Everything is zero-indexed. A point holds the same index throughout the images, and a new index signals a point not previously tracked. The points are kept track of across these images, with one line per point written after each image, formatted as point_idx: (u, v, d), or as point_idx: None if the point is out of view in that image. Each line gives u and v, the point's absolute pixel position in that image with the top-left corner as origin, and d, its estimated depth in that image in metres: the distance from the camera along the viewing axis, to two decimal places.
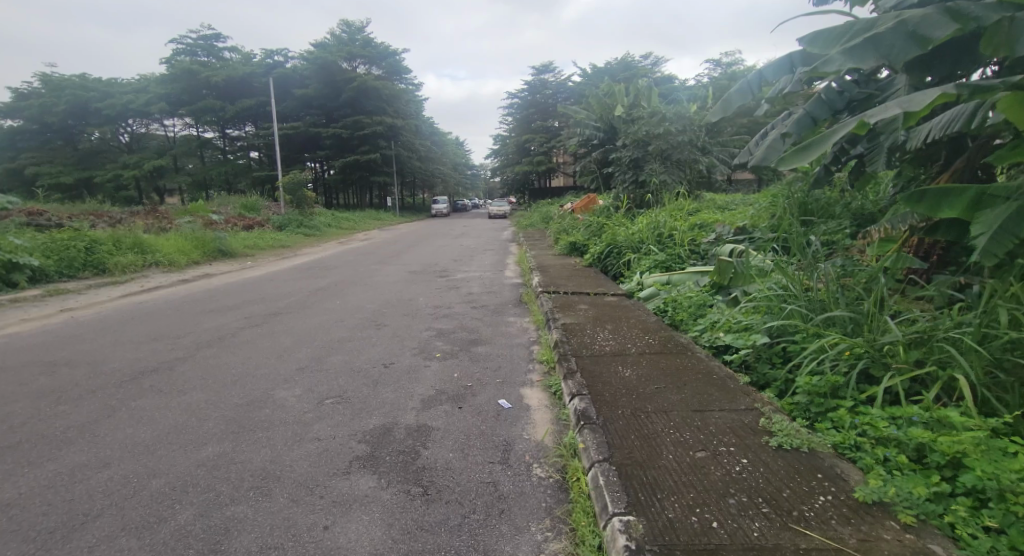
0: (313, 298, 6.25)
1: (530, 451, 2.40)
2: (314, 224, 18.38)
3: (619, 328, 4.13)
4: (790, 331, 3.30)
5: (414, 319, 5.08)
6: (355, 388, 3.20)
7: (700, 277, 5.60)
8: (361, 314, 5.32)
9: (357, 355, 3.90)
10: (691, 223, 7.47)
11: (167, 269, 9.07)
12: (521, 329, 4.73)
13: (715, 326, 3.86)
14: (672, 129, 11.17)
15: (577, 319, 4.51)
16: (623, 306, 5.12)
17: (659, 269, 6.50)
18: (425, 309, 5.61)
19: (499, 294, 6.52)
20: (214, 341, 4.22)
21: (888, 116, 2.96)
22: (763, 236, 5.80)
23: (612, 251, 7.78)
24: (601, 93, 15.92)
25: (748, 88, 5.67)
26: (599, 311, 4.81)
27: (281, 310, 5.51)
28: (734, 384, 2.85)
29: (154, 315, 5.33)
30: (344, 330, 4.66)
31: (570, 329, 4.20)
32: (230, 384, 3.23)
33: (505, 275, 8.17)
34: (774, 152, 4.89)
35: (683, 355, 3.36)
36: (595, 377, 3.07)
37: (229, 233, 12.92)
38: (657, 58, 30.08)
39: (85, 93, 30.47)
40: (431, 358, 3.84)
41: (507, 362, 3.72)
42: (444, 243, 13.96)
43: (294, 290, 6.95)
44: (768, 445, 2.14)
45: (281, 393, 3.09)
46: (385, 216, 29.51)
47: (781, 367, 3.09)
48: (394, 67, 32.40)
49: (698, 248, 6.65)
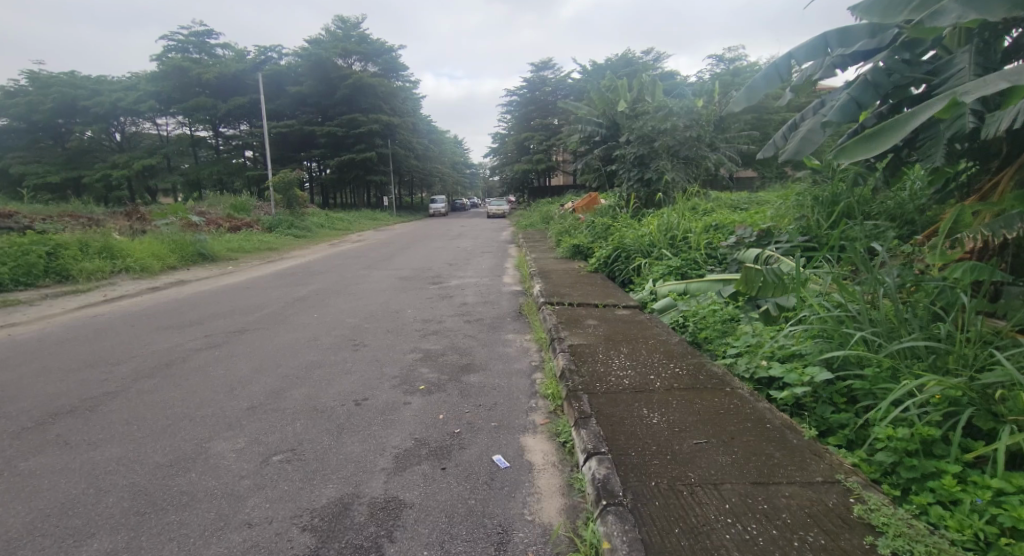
0: (288, 311, 5.61)
1: (534, 547, 1.77)
2: (305, 226, 17.73)
3: (636, 352, 3.50)
4: (854, 363, 2.66)
5: (399, 338, 4.44)
6: (312, 437, 2.56)
7: (724, 286, 4.97)
8: (338, 331, 4.67)
9: (325, 388, 3.26)
10: (706, 225, 6.82)
11: (139, 275, 8.43)
12: (521, 350, 4.10)
13: (753, 352, 3.21)
14: (679, 124, 10.54)
15: (586, 339, 3.87)
16: (638, 320, 4.50)
17: (674, 276, 5.85)
18: (412, 324, 4.96)
19: (495, 304, 5.88)
20: (158, 370, 3.58)
21: (991, 92, 2.43)
22: (793, 240, 5.18)
23: (618, 255, 7.11)
24: (603, 88, 15.27)
25: (775, 74, 5.04)
26: (611, 329, 4.16)
27: (249, 326, 4.87)
28: (795, 437, 2.20)
29: (103, 332, 4.70)
30: (316, 352, 4.02)
31: (578, 353, 3.56)
32: (159, 432, 2.60)
33: (504, 281, 7.53)
34: (810, 143, 4.34)
35: (720, 393, 2.71)
36: (615, 424, 2.43)
37: (213, 235, 12.29)
38: (659, 54, 29.43)
39: (73, 90, 29.79)
40: (413, 391, 3.21)
41: (504, 398, 3.08)
42: (439, 245, 13.31)
43: (270, 300, 6.30)
44: (873, 550, 1.52)
45: (217, 445, 2.46)
46: (380, 216, 28.87)
47: (848, 411, 2.46)
48: (390, 64, 31.72)
49: (716, 253, 6.05)
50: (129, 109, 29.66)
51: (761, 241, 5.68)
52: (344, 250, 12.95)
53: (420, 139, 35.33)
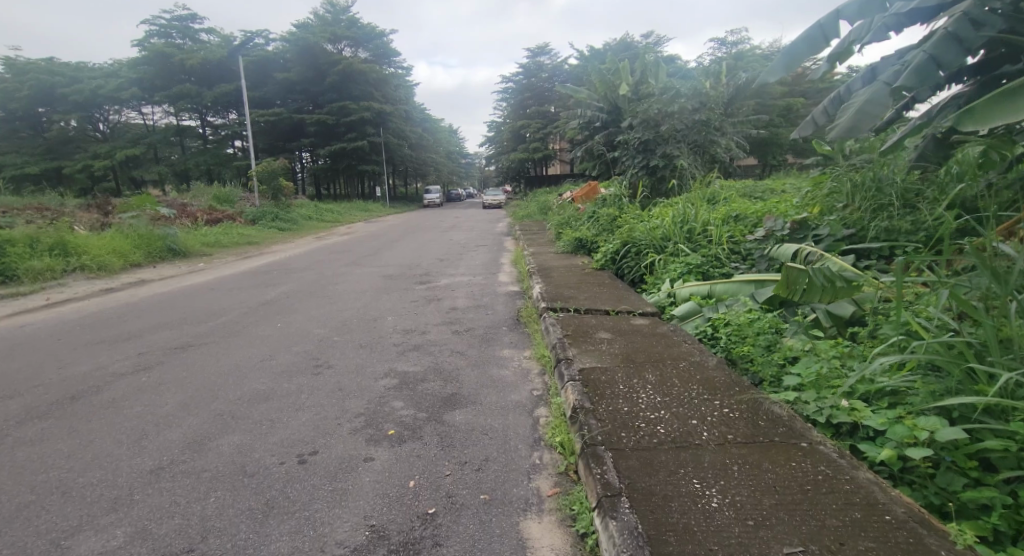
0: (247, 319, 4.82)
1: None
2: (291, 217, 16.90)
3: (664, 380, 2.76)
4: (987, 412, 1.89)
5: (371, 358, 3.66)
6: (224, 525, 1.82)
7: (759, 289, 4.25)
8: (301, 347, 3.90)
9: (264, 433, 2.51)
10: (726, 215, 6.07)
11: (95, 275, 7.62)
12: (520, 373, 3.35)
13: (820, 383, 2.46)
14: (687, 107, 9.74)
15: (601, 361, 3.13)
16: (660, 331, 3.77)
17: (694, 275, 5.12)
18: (390, 336, 4.19)
19: (489, 308, 5.11)
20: (58, 406, 2.83)
21: None
22: (837, 233, 4.50)
23: (628, 250, 6.35)
24: (604, 69, 14.27)
25: (820, 35, 4.27)
26: (628, 345, 3.42)
27: (197, 340, 4.10)
28: (939, 546, 1.46)
29: (17, 350, 3.91)
30: (266, 379, 3.25)
31: (592, 382, 2.80)
32: (8, 517, 1.85)
33: (499, 279, 6.78)
34: (870, 116, 3.58)
35: (797, 453, 1.96)
36: (659, 509, 1.69)
37: (186, 229, 11.45)
38: (659, 37, 28.44)
39: (50, 77, 28.62)
40: (378, 440, 2.45)
41: (498, 450, 2.34)
42: (429, 238, 12.52)
43: (230, 305, 5.51)
44: None
45: (83, 543, 1.72)
46: (372, 206, 28.12)
47: (988, 484, 1.71)
48: (381, 49, 30.75)
49: (740, 248, 5.33)
50: (110, 97, 28.57)
51: (795, 235, 4.88)
52: (328, 244, 12.14)
53: (413, 127, 34.32)
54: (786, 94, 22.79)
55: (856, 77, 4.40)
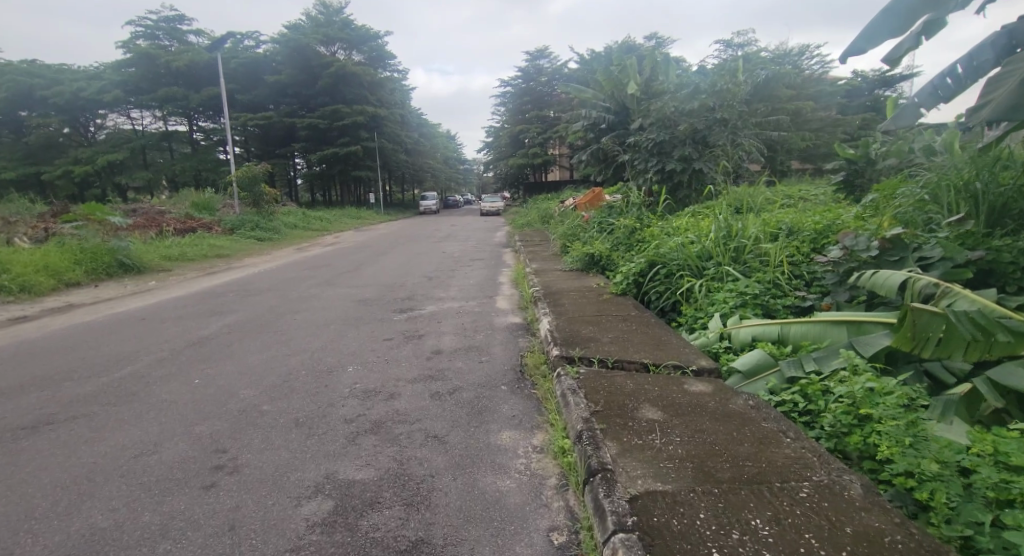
0: (159, 371, 3.58)
1: None
2: (273, 225, 15.68)
3: (789, 539, 1.55)
4: None
5: (303, 451, 2.42)
6: None
7: (857, 336, 3.03)
8: (206, 427, 2.66)
9: None
10: (776, 228, 4.90)
11: (15, 298, 6.38)
12: (528, 485, 2.12)
13: None
14: (707, 104, 8.62)
15: (663, 481, 1.89)
16: (730, 405, 2.56)
17: (749, 307, 3.95)
18: (342, 405, 2.96)
19: (483, 353, 3.90)
20: None
21: None
22: (955, 257, 3.27)
23: (656, 271, 5.11)
24: (609, 68, 13.12)
25: None
26: (691, 441, 2.17)
27: (64, 412, 2.85)
28: None
29: None
30: (123, 500, 2.03)
31: (663, 541, 1.57)
32: None
33: (496, 305, 5.57)
34: None
35: None
36: None
37: (147, 242, 10.20)
38: (662, 40, 27.43)
39: (30, 79, 27.41)
40: None
41: None
42: (421, 250, 11.30)
43: (152, 344, 4.26)
44: None
45: None
46: (365, 212, 27.11)
47: None
48: (376, 51, 29.62)
49: (804, 271, 4.18)
50: (92, 100, 27.37)
51: (887, 256, 3.60)
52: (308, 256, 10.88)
53: (408, 132, 33.18)
54: (795, 98, 21.72)
55: (982, 43, 3.22)
